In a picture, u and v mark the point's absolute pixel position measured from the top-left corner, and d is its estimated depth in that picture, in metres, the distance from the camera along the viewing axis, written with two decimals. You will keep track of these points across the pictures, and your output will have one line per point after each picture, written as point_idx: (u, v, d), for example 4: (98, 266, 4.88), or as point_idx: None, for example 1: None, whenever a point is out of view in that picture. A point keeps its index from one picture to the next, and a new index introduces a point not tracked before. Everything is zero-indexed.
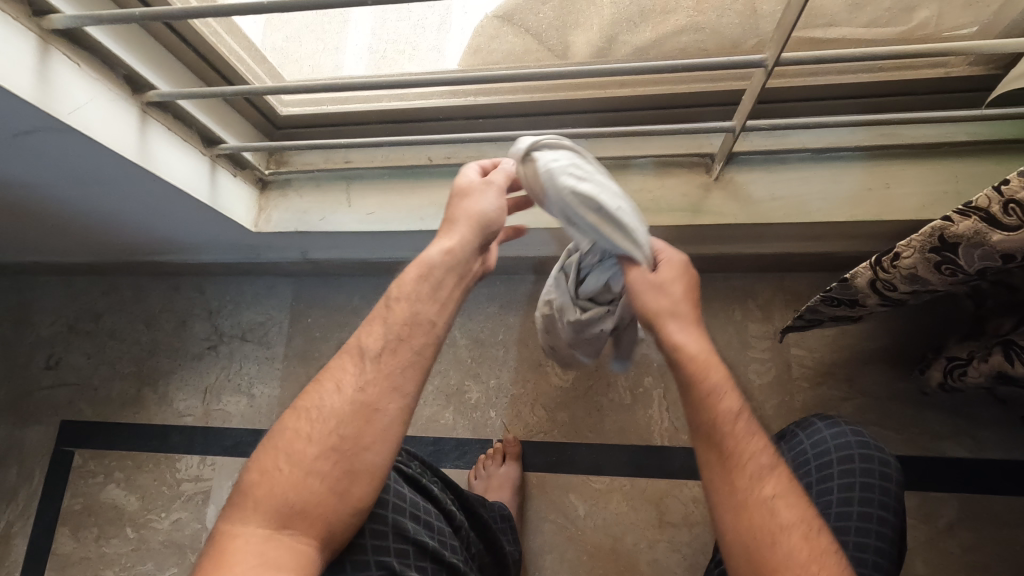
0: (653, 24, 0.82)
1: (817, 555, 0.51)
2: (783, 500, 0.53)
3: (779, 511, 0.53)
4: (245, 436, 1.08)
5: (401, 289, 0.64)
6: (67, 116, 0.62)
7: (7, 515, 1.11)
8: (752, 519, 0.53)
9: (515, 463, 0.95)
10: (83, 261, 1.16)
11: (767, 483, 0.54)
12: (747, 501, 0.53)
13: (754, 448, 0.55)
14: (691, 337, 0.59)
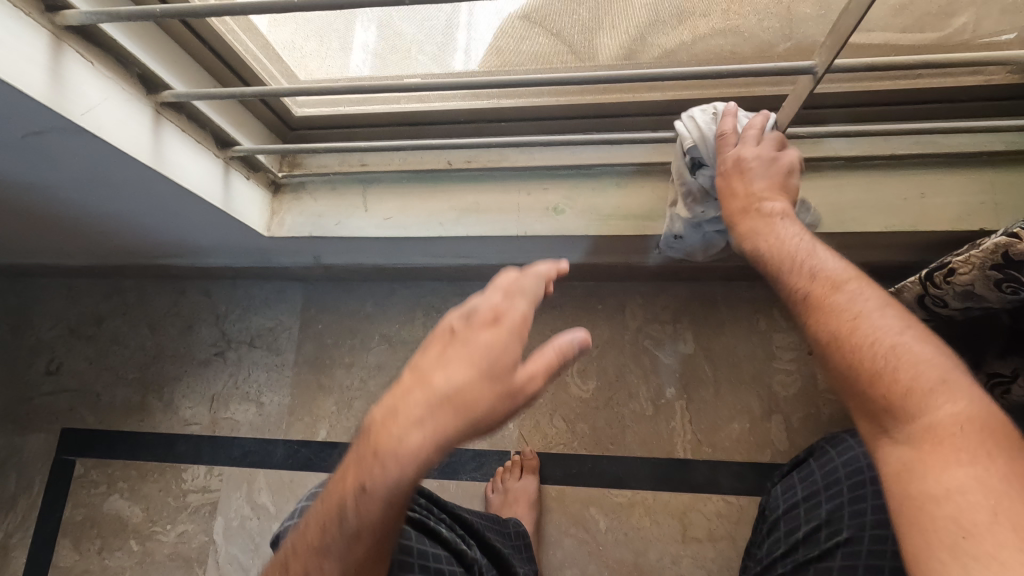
0: (687, 25, 0.79)
1: (923, 368, 0.46)
2: (879, 325, 0.49)
3: (874, 332, 0.49)
4: (254, 445, 1.05)
5: (389, 466, 0.45)
6: (80, 117, 0.58)
7: (6, 525, 1.08)
8: (841, 351, 0.49)
9: (532, 476, 0.93)
10: (85, 263, 1.12)
11: (856, 313, 0.50)
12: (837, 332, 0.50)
13: (821, 274, 0.54)
14: (782, 227, 0.59)
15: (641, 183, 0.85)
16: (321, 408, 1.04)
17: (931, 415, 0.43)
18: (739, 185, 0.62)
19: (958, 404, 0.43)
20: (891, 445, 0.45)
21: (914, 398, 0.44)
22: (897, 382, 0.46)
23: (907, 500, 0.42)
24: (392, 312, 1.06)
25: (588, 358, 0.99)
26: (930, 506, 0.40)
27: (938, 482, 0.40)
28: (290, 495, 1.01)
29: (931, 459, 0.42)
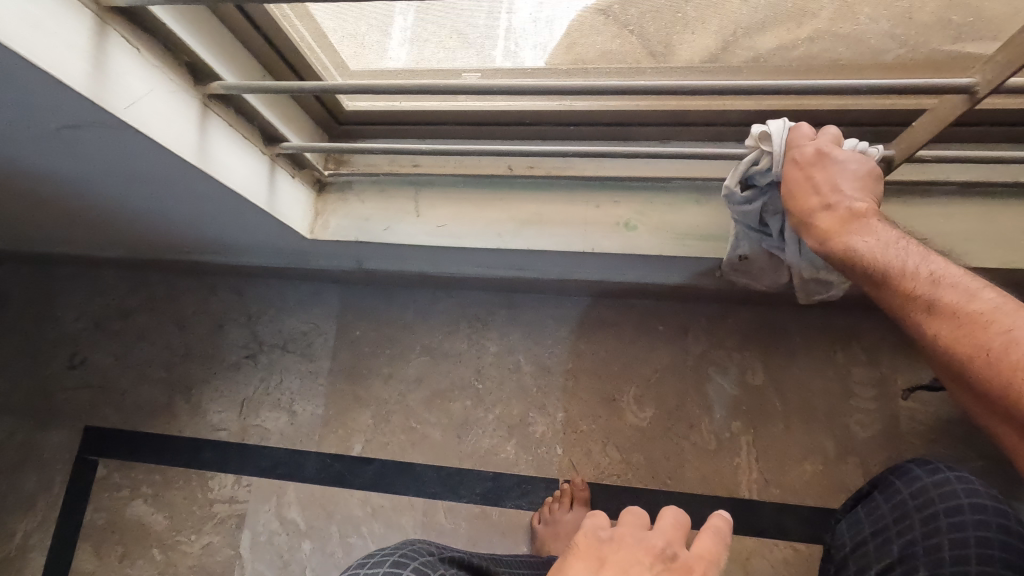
0: (783, 28, 0.65)
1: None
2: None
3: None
4: (284, 457, 0.99)
5: None
6: (123, 111, 0.52)
7: (25, 525, 1.04)
8: (996, 376, 0.46)
9: (584, 509, 0.86)
10: (112, 255, 1.06)
11: (1008, 328, 0.46)
12: (986, 351, 0.46)
13: (947, 282, 0.50)
14: (879, 233, 0.54)
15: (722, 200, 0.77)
16: (357, 421, 0.98)
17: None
18: (817, 181, 0.56)
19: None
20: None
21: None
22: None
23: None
24: (435, 322, 1.00)
25: (646, 384, 0.92)
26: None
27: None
28: (321, 512, 0.95)
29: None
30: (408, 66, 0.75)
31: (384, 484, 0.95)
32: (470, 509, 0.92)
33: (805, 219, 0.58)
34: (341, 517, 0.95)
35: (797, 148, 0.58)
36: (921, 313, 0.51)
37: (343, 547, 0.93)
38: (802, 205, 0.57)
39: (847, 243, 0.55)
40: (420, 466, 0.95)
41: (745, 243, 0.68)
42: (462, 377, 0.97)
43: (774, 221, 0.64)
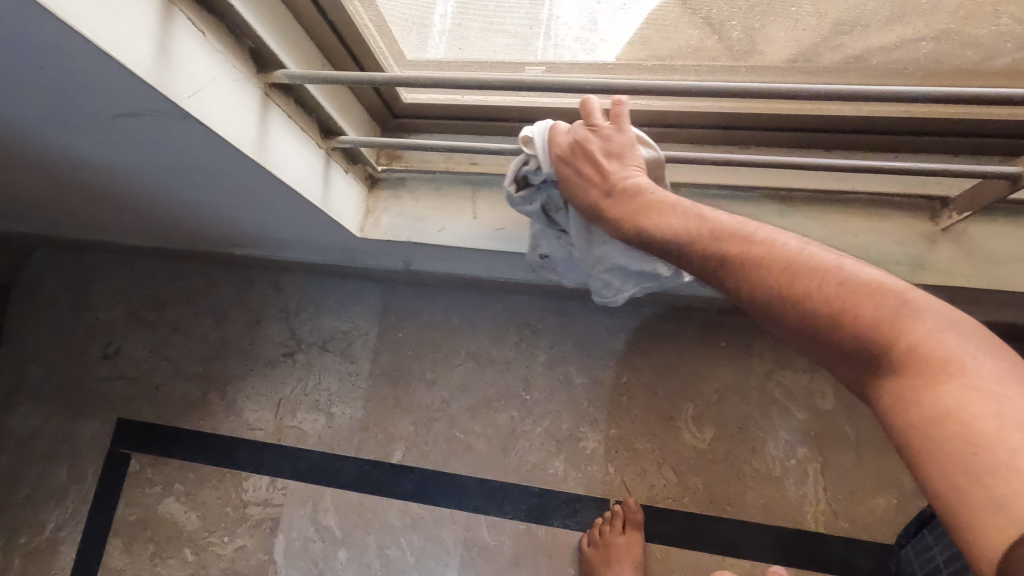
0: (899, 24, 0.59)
1: (893, 295, 0.40)
2: (826, 256, 0.43)
3: (820, 271, 0.43)
4: (321, 461, 0.96)
5: None
6: (186, 100, 0.48)
7: (56, 516, 1.02)
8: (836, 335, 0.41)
9: (637, 532, 0.82)
10: (150, 245, 1.03)
11: (792, 259, 0.44)
12: (782, 288, 0.43)
13: (749, 242, 0.46)
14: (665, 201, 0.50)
15: (809, 213, 0.71)
16: (398, 427, 0.95)
17: (925, 342, 0.38)
18: (598, 171, 0.51)
19: (949, 325, 0.38)
20: (881, 388, 0.39)
21: (892, 331, 0.39)
22: (870, 320, 0.40)
23: (924, 446, 0.36)
24: (482, 327, 0.95)
25: (706, 403, 0.87)
26: (973, 452, 0.33)
27: (959, 415, 0.34)
28: (358, 520, 0.92)
29: (932, 390, 0.36)
30: (451, 59, 0.70)
31: (425, 494, 0.91)
32: (514, 525, 0.88)
33: (584, 208, 0.52)
34: (379, 526, 0.91)
35: (558, 144, 0.53)
36: (707, 266, 0.47)
37: (381, 557, 0.90)
38: (586, 200, 0.52)
39: (640, 224, 0.49)
40: (463, 477, 0.91)
41: (542, 242, 0.62)
42: (510, 387, 0.92)
43: (562, 217, 0.59)
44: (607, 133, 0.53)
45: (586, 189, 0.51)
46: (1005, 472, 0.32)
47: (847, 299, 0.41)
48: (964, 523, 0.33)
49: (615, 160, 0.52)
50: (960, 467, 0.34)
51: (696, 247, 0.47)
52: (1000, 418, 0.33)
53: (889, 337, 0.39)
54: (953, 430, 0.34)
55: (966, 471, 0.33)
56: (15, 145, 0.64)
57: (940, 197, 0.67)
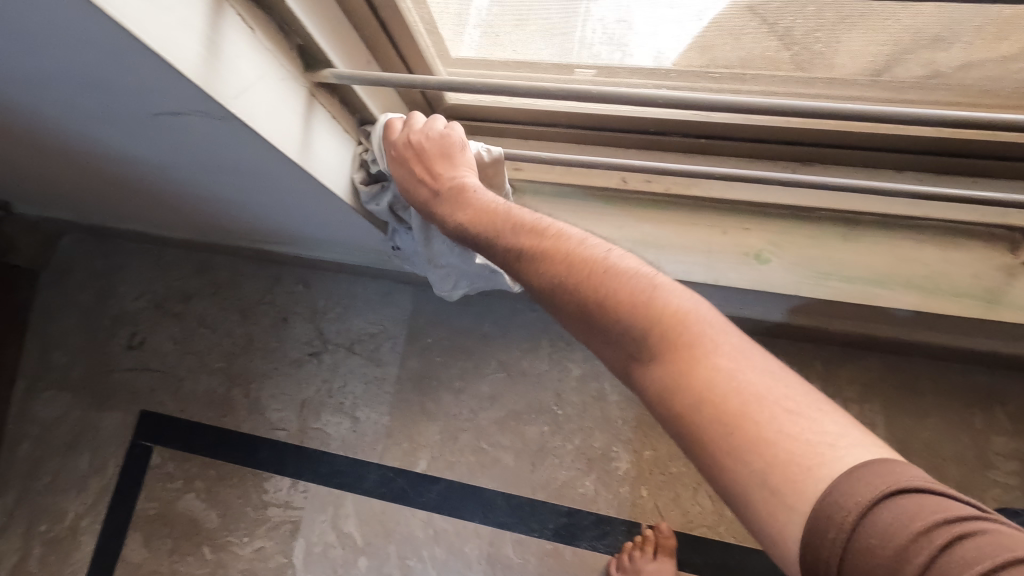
0: (993, 40, 0.54)
1: (645, 283, 0.43)
2: (599, 248, 0.46)
3: (596, 263, 0.45)
4: (344, 465, 0.94)
5: None
6: (233, 101, 0.45)
7: (76, 506, 1.01)
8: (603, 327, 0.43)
9: (668, 560, 0.78)
10: (179, 236, 1.02)
11: (575, 250, 0.46)
12: (562, 280, 0.45)
13: (538, 235, 0.48)
14: (478, 195, 0.54)
15: (876, 238, 0.67)
16: (423, 436, 0.92)
17: (680, 324, 0.40)
18: (428, 173, 0.56)
19: (692, 304, 0.41)
20: (646, 375, 0.41)
21: (650, 317, 0.41)
22: (628, 305, 0.41)
23: (695, 430, 0.38)
24: (514, 337, 0.92)
25: None
26: (730, 431, 0.36)
27: (713, 396, 0.37)
28: (380, 529, 0.90)
29: (694, 374, 0.38)
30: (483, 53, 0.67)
31: (449, 506, 0.89)
32: (541, 544, 0.85)
33: (419, 203, 0.57)
34: (401, 537, 0.89)
35: (393, 145, 0.58)
36: (510, 259, 0.49)
37: (402, 569, 0.88)
38: (421, 199, 0.57)
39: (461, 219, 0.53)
40: (489, 491, 0.88)
41: (398, 233, 0.74)
42: (541, 401, 0.89)
43: (408, 214, 0.69)
44: (435, 137, 0.58)
45: (421, 185, 0.56)
46: (759, 444, 0.35)
47: (620, 288, 0.42)
48: (757, 506, 0.35)
49: (443, 162, 0.57)
50: (728, 448, 0.36)
51: (502, 241, 0.50)
52: (742, 392, 0.37)
53: (649, 322, 0.41)
54: (711, 411, 0.37)
55: (734, 450, 0.36)
56: (49, 137, 0.62)
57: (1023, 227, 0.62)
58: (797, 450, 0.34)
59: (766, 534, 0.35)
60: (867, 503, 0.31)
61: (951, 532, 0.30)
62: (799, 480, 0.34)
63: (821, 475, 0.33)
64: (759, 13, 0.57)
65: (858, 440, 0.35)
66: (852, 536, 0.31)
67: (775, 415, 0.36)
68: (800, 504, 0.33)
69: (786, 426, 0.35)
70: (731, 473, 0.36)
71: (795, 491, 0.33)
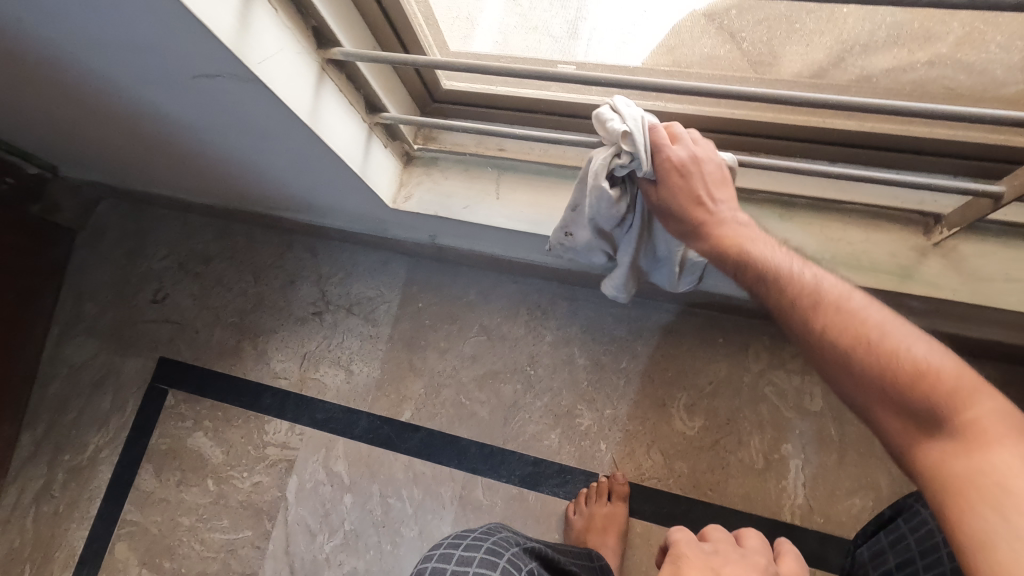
0: (900, 46, 0.63)
1: (928, 355, 0.49)
2: (893, 330, 0.51)
3: (892, 341, 0.50)
4: (337, 412, 1.04)
5: None
6: (256, 66, 0.56)
7: (97, 439, 1.13)
8: (906, 388, 0.48)
9: (621, 504, 0.88)
10: (205, 203, 1.13)
11: (870, 324, 0.51)
12: (832, 335, 0.52)
13: (860, 304, 0.53)
14: (767, 245, 0.57)
15: (808, 219, 0.76)
16: (409, 389, 1.02)
17: (984, 421, 0.45)
18: (709, 195, 0.57)
19: (992, 400, 0.46)
20: (931, 451, 0.46)
21: (926, 395, 0.47)
22: (910, 371, 0.48)
23: (948, 492, 0.44)
24: (496, 304, 1.02)
25: (698, 394, 0.92)
26: (975, 489, 0.42)
27: (981, 473, 0.42)
28: (365, 469, 1.00)
29: (977, 451, 0.43)
30: (491, 48, 0.75)
31: (429, 452, 0.98)
32: (508, 489, 0.94)
33: (682, 222, 0.58)
34: (384, 477, 0.99)
35: (671, 153, 0.56)
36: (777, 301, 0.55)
37: (382, 506, 0.97)
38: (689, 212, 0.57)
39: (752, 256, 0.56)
40: (465, 440, 0.98)
41: (570, 226, 0.66)
42: (516, 361, 0.99)
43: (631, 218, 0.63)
44: (714, 160, 0.59)
45: (691, 206, 0.57)
46: (985, 496, 0.42)
47: (895, 364, 0.49)
48: (965, 542, 0.41)
49: (724, 188, 0.58)
50: (973, 504, 0.42)
51: (787, 286, 0.55)
52: (996, 471, 0.42)
53: (933, 396, 0.47)
54: (974, 484, 0.42)
55: (982, 506, 0.42)
56: (105, 98, 0.74)
57: (933, 212, 0.71)
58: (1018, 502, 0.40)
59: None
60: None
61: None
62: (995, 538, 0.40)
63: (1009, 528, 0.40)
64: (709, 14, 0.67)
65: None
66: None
67: (1014, 492, 0.41)
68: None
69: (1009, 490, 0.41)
70: (971, 521, 0.41)
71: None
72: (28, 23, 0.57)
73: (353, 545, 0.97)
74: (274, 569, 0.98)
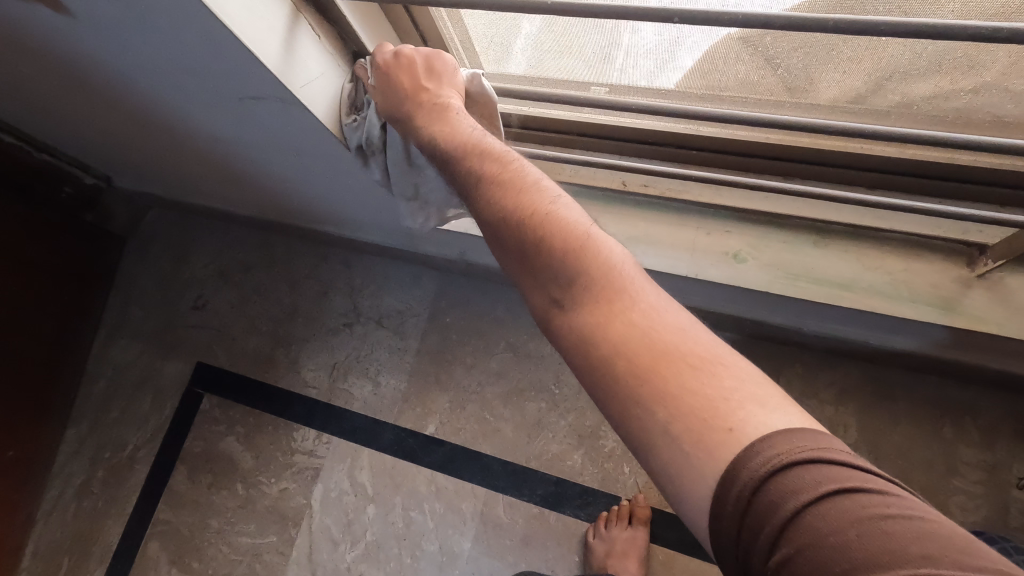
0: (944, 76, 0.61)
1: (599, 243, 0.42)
2: (552, 198, 0.46)
3: (573, 234, 0.42)
4: (363, 423, 1.06)
5: None
6: (299, 89, 0.58)
7: (136, 438, 1.17)
8: (577, 293, 0.41)
9: (643, 528, 0.86)
10: (244, 214, 1.18)
11: (562, 221, 0.43)
12: (531, 233, 0.44)
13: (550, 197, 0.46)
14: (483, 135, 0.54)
15: (844, 246, 0.75)
16: (435, 403, 1.03)
17: (604, 276, 0.40)
18: (415, 84, 0.59)
19: (657, 300, 0.39)
20: (564, 318, 0.41)
21: (583, 261, 0.41)
22: (585, 270, 0.41)
23: (615, 383, 0.37)
24: (524, 322, 1.02)
25: None
26: (663, 406, 0.35)
27: (669, 390, 0.35)
28: (389, 481, 1.01)
29: (651, 367, 0.36)
30: (526, 72, 0.75)
31: (451, 467, 0.99)
32: (529, 508, 0.94)
33: (400, 117, 0.59)
34: (407, 490, 1.00)
35: (382, 55, 0.61)
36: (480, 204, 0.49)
37: (404, 518, 0.98)
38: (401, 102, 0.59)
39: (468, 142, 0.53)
40: (487, 457, 0.98)
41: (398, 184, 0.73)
42: (541, 379, 0.99)
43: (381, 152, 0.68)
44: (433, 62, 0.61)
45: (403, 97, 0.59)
46: (665, 397, 0.35)
47: (566, 241, 0.42)
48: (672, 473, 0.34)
49: (434, 82, 0.59)
50: (628, 390, 0.37)
51: (500, 184, 0.48)
52: (695, 391, 0.35)
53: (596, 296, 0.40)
54: (662, 403, 0.35)
55: (629, 390, 0.36)
56: (156, 115, 0.78)
57: (978, 243, 0.69)
58: (697, 404, 0.34)
59: (684, 506, 0.35)
60: (766, 468, 0.31)
61: (880, 530, 0.27)
62: (682, 443, 0.34)
63: (736, 444, 0.32)
64: (748, 40, 0.63)
65: (762, 398, 0.34)
66: (752, 501, 0.31)
67: (683, 368, 0.36)
68: (706, 477, 0.33)
69: (690, 380, 0.35)
70: (688, 480, 0.34)
71: (691, 444, 0.34)
72: (89, 46, 0.61)
73: (373, 556, 0.97)
74: None
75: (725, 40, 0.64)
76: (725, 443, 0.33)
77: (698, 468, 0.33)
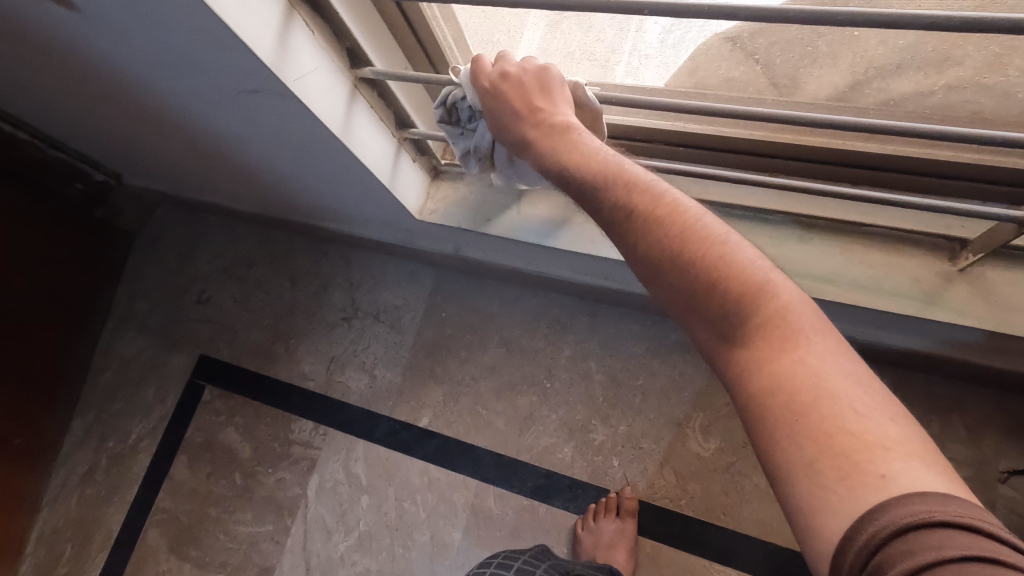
0: (922, 73, 0.63)
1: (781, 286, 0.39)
2: (722, 232, 0.41)
3: (749, 275, 0.39)
4: (359, 415, 1.07)
5: None
6: (292, 82, 0.61)
7: (140, 428, 1.20)
8: (751, 335, 0.38)
9: (631, 520, 0.87)
10: (248, 210, 1.20)
11: (733, 259, 0.40)
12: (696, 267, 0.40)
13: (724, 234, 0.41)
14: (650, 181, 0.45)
15: (828, 241, 0.76)
16: (429, 397, 1.05)
17: (777, 316, 0.37)
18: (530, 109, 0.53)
19: (830, 349, 0.37)
20: (729, 356, 0.39)
21: (757, 304, 0.38)
22: (754, 309, 0.38)
23: (783, 422, 0.35)
24: (516, 317, 1.04)
25: (715, 415, 0.91)
26: (818, 441, 0.33)
27: (830, 429, 0.33)
28: (383, 472, 1.02)
29: (825, 410, 0.34)
30: None
31: (444, 459, 1.00)
32: (519, 500, 0.95)
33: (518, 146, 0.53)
34: (400, 481, 1.01)
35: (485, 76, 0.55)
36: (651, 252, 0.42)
37: (397, 509, 1.00)
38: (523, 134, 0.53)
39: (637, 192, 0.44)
40: (479, 449, 0.99)
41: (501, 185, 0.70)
42: (533, 374, 1.00)
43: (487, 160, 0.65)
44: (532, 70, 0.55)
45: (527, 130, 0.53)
46: (820, 436, 0.34)
47: (739, 279, 0.39)
48: (803, 509, 0.33)
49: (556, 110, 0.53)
50: (792, 432, 0.34)
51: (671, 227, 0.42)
52: (857, 432, 0.33)
53: (765, 336, 0.37)
54: (830, 443, 0.33)
55: (785, 426, 0.35)
56: (162, 110, 0.81)
57: (959, 238, 0.70)
58: (852, 446, 0.33)
59: (805, 541, 0.34)
60: (897, 522, 0.30)
61: None
62: (835, 479, 0.32)
63: (885, 491, 0.31)
64: (733, 38, 0.68)
65: (856, 399, 0.34)
66: (876, 550, 0.30)
67: (847, 409, 0.34)
68: (840, 516, 0.32)
69: (854, 423, 0.33)
70: (817, 516, 0.32)
71: (835, 479, 0.32)
72: (96, 42, 0.65)
73: (367, 545, 0.99)
74: (291, 564, 1.02)
75: (712, 38, 0.67)
76: (875, 487, 0.31)
77: (831, 504, 0.32)
